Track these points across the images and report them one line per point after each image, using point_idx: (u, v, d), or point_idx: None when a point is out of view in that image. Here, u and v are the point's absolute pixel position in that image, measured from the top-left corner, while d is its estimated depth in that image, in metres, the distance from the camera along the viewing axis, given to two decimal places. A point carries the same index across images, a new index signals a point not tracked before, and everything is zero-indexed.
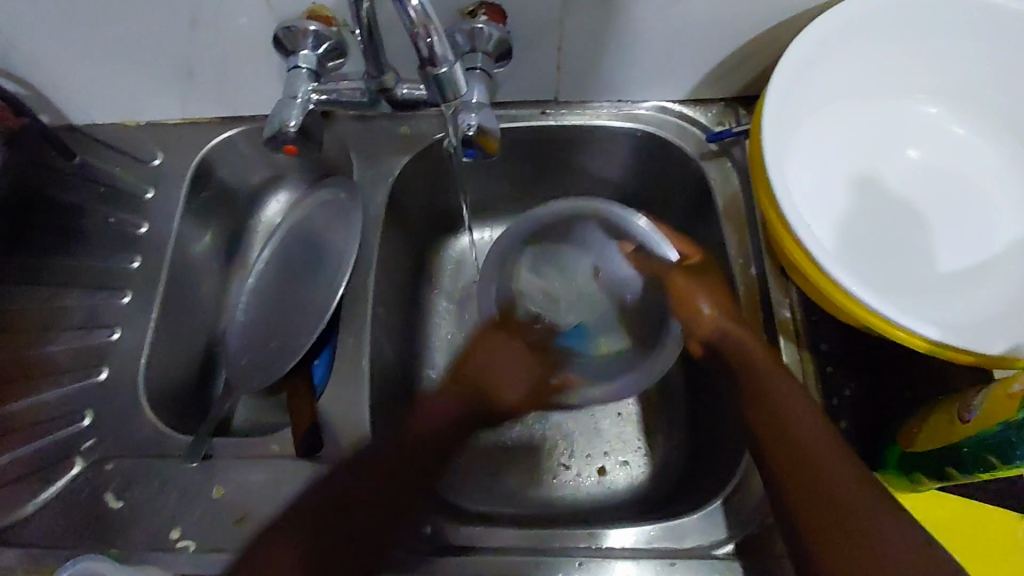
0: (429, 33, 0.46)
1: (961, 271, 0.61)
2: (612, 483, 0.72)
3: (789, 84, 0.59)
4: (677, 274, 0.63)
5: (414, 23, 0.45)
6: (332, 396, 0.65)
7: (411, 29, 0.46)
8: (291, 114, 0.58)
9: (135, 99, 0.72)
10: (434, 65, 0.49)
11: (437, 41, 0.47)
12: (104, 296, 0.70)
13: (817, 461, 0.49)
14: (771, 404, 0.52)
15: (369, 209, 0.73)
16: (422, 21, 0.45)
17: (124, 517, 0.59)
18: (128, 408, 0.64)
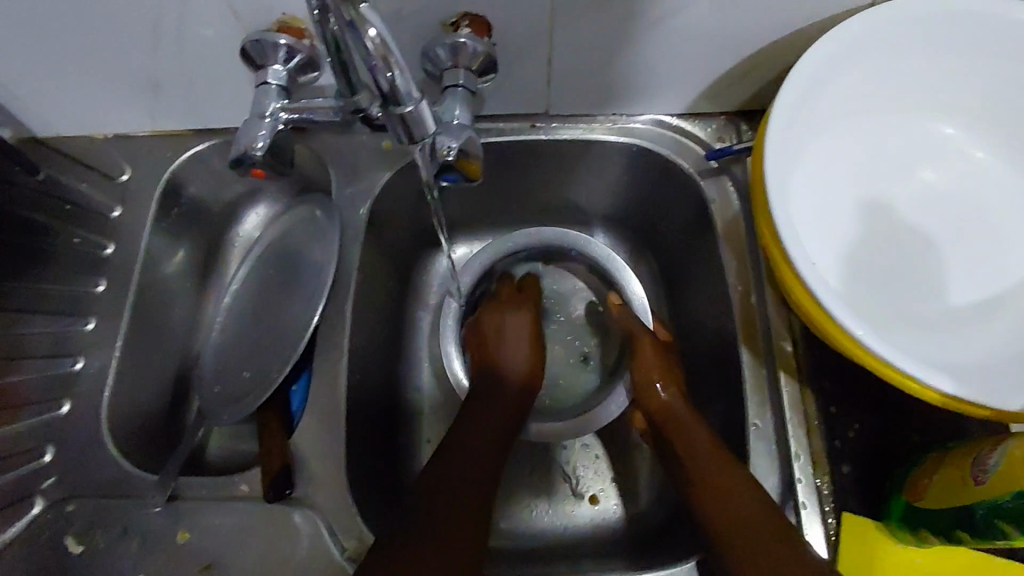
0: (389, 66, 0.43)
1: (975, 305, 0.57)
2: (603, 513, 0.69)
3: (794, 105, 0.55)
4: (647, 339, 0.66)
5: (372, 55, 0.42)
6: (306, 430, 0.61)
7: (370, 62, 0.43)
8: (258, 136, 0.54)
9: (100, 112, 0.69)
10: (398, 102, 0.46)
11: (397, 75, 0.44)
12: (69, 321, 0.66)
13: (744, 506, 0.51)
14: (681, 436, 0.58)
15: (348, 229, 0.69)
16: (381, 52, 0.42)
17: (86, 562, 0.56)
18: (91, 443, 0.61)
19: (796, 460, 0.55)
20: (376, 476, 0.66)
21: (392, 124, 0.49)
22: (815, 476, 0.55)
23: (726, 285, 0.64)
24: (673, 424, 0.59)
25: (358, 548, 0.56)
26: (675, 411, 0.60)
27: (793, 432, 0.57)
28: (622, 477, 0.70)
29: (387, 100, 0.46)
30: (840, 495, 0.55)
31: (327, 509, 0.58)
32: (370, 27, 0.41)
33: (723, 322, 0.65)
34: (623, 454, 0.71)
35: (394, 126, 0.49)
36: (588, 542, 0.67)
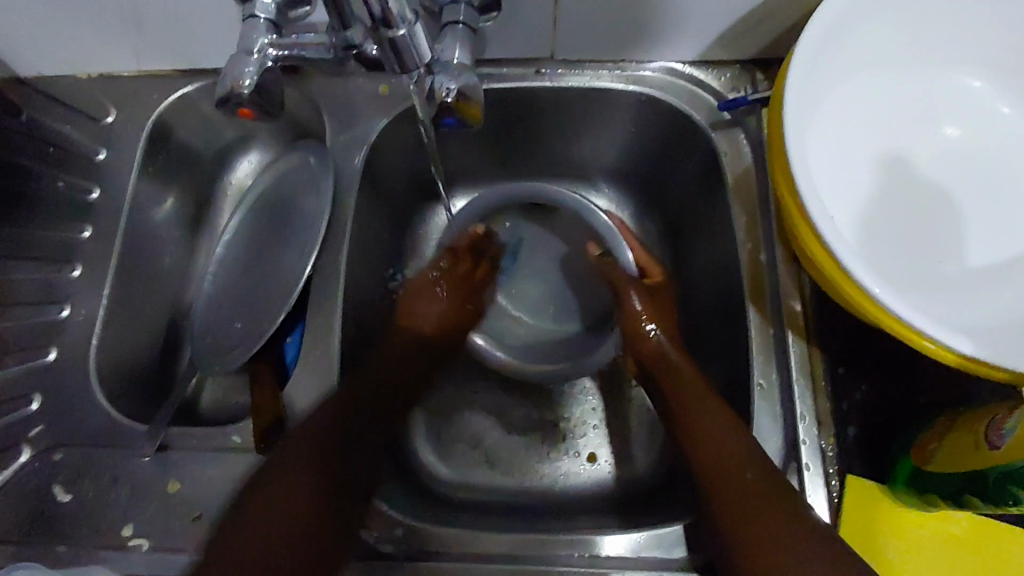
0: None
1: (995, 266, 0.55)
2: (600, 469, 0.68)
3: (815, 49, 0.51)
4: (632, 287, 0.65)
5: None
6: (298, 382, 0.60)
7: None
8: (245, 73, 0.51)
9: (81, 51, 0.65)
10: (390, 25, 0.45)
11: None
12: (55, 267, 0.64)
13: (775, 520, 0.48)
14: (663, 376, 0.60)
15: (342, 177, 0.66)
16: None
17: (74, 510, 0.55)
18: (79, 392, 0.60)
19: (801, 421, 0.54)
20: None
21: (387, 54, 0.47)
22: (819, 438, 0.54)
23: (734, 242, 0.62)
24: (663, 363, 0.61)
25: (351, 502, 0.55)
26: (669, 358, 0.61)
27: (798, 392, 0.55)
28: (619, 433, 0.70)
29: (378, 26, 0.45)
30: (845, 458, 0.53)
31: None
32: None
33: (731, 279, 0.63)
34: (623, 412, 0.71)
35: (388, 59, 0.47)
36: (584, 496, 0.67)
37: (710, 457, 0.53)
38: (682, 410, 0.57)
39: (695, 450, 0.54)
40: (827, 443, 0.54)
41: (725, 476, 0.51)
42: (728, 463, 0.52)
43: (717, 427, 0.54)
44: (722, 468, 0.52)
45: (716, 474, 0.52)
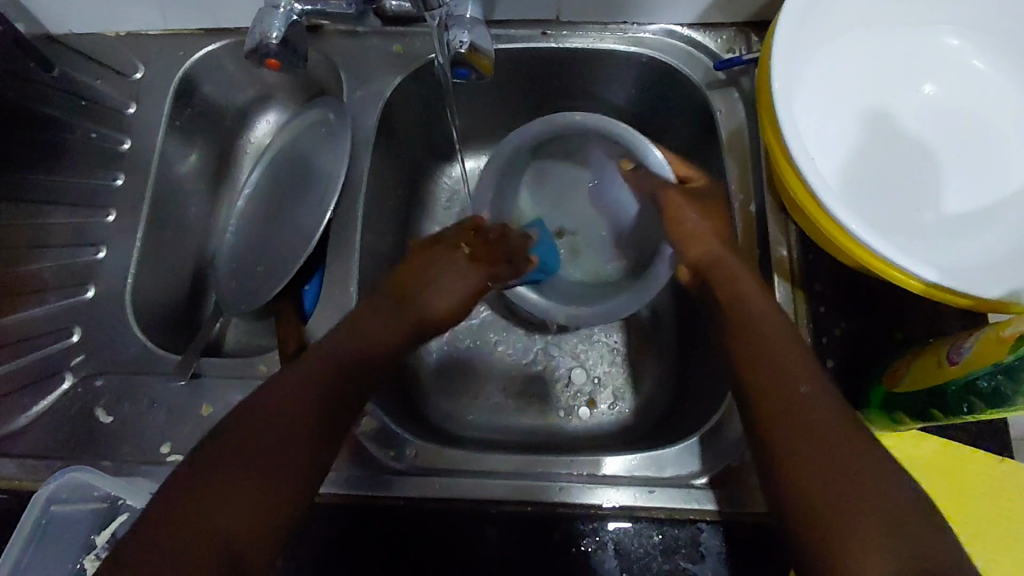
0: None
1: (968, 213, 0.59)
2: (598, 416, 0.73)
3: (801, 8, 0.55)
4: (674, 191, 0.63)
5: None
6: (320, 319, 0.65)
7: None
8: (272, 25, 0.55)
9: (111, 8, 0.69)
10: None
11: None
12: (90, 213, 0.69)
13: (827, 437, 0.45)
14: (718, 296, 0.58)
15: (359, 131, 0.70)
16: None
17: (116, 430, 0.60)
18: (117, 326, 0.65)
19: None
20: None
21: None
22: None
23: (727, 194, 0.66)
24: (716, 271, 0.59)
25: (371, 426, 0.60)
26: (731, 269, 0.59)
27: None
28: (618, 385, 0.74)
29: None
30: None
31: None
32: None
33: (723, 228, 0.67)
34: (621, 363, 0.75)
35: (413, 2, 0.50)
36: (582, 437, 0.72)
37: (761, 380, 0.51)
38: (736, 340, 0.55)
39: (745, 376, 0.52)
40: None
41: (768, 395, 0.50)
42: (776, 381, 0.50)
43: (771, 351, 0.52)
44: (769, 389, 0.50)
45: (761, 392, 0.50)
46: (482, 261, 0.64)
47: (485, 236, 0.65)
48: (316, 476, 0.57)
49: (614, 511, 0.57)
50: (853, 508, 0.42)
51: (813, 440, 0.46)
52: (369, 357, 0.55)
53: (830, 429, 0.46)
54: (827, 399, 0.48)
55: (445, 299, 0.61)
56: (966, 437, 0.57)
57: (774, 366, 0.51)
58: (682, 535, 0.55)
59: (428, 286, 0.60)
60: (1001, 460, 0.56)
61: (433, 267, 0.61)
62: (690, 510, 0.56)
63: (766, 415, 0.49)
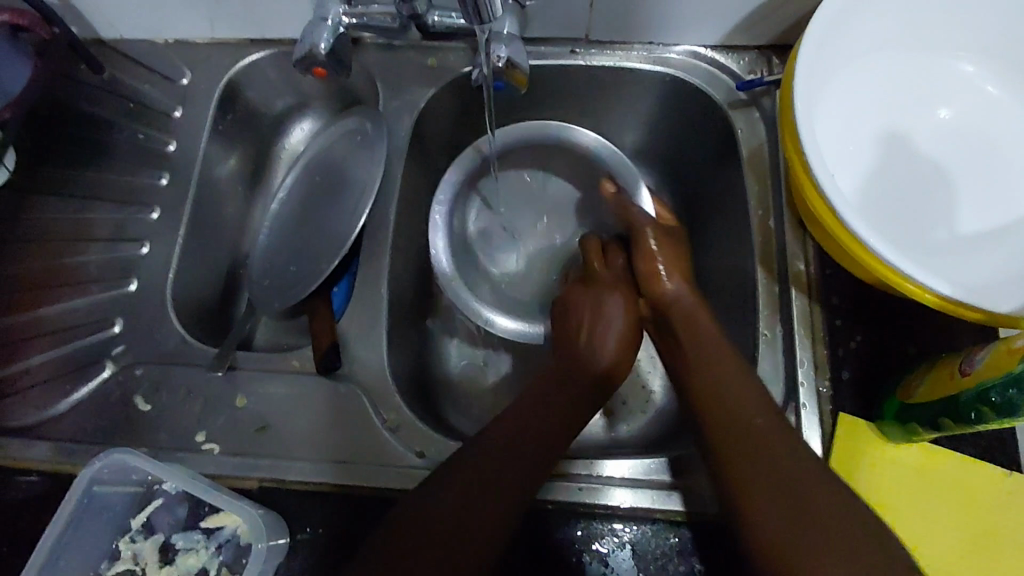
0: None
1: (981, 232, 0.61)
2: (610, 423, 0.75)
3: (823, 33, 0.58)
4: (649, 226, 0.69)
5: None
6: (351, 318, 0.67)
7: None
8: (322, 36, 0.58)
9: (164, 17, 0.72)
10: None
11: None
12: (134, 210, 0.72)
13: (774, 463, 0.50)
14: (685, 330, 0.63)
15: (393, 140, 0.73)
16: None
17: (153, 418, 0.62)
18: (156, 318, 0.67)
19: (800, 366, 0.61)
20: (409, 368, 0.71)
21: (465, 8, 0.49)
22: (816, 381, 0.60)
23: (747, 209, 0.68)
24: (680, 305, 0.65)
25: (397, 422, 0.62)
26: (688, 307, 0.64)
27: (798, 341, 0.62)
28: (631, 395, 0.76)
29: None
30: (838, 398, 0.60)
31: (369, 387, 0.64)
32: None
33: (742, 242, 0.69)
34: (635, 373, 0.77)
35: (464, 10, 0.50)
36: (596, 443, 0.73)
37: (722, 414, 0.55)
38: (689, 373, 0.60)
39: (701, 410, 0.57)
40: (823, 385, 0.60)
41: (730, 430, 0.53)
42: (742, 412, 0.54)
43: (733, 387, 0.56)
44: (730, 423, 0.54)
45: (721, 425, 0.54)
46: (637, 320, 0.69)
47: (609, 275, 0.72)
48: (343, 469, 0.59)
49: (632, 513, 0.58)
50: (793, 522, 0.46)
51: (770, 460, 0.50)
52: (537, 432, 0.59)
53: (786, 450, 0.51)
54: (778, 429, 0.52)
55: (611, 341, 0.67)
56: (978, 451, 0.58)
57: (733, 402, 0.55)
58: (698, 537, 0.57)
59: (579, 353, 0.66)
60: (1009, 476, 0.57)
61: (599, 302, 0.69)
62: (711, 515, 0.57)
63: (722, 446, 0.53)
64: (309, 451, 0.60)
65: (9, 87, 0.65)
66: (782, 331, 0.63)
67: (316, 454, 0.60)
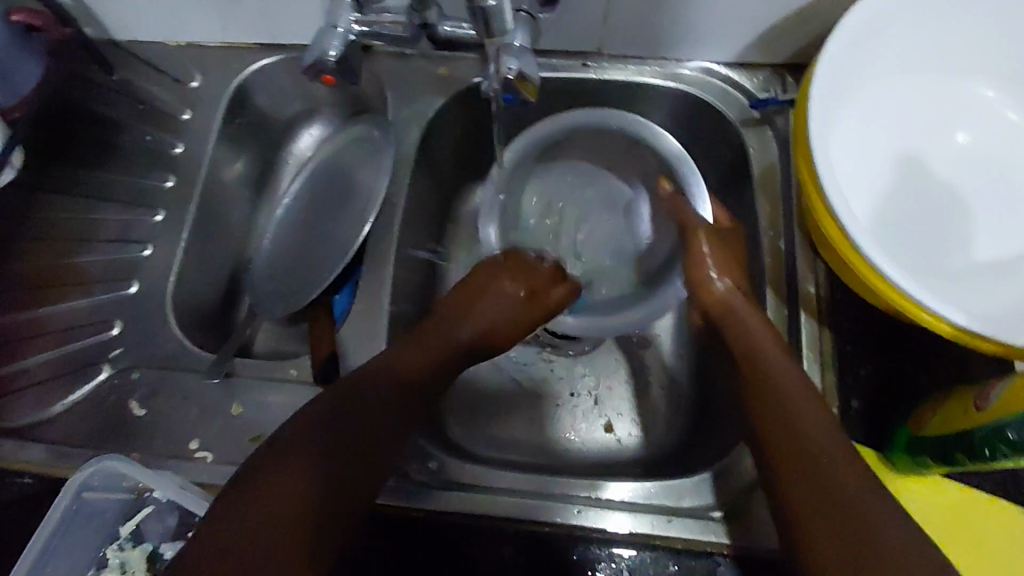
0: None
1: (998, 261, 0.59)
2: (613, 441, 0.73)
3: (840, 53, 0.57)
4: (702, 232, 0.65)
5: None
6: (351, 328, 0.66)
7: None
8: (331, 44, 0.57)
9: (177, 20, 0.72)
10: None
11: None
12: (139, 212, 0.72)
13: (829, 476, 0.47)
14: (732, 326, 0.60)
15: (401, 148, 0.73)
16: None
17: (147, 423, 0.61)
18: (156, 322, 0.67)
19: None
20: None
21: (473, 18, 0.53)
22: (824, 409, 0.59)
23: (758, 229, 0.67)
24: (730, 315, 0.60)
25: None
26: (741, 317, 0.60)
27: (807, 367, 0.60)
28: (636, 411, 0.74)
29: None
30: (847, 427, 0.58)
31: None
32: None
33: (753, 262, 0.68)
34: (640, 391, 0.75)
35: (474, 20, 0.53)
36: (596, 460, 0.71)
37: (775, 432, 0.51)
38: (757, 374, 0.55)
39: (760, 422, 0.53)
40: (831, 413, 0.59)
41: (786, 444, 0.50)
42: (809, 442, 0.49)
43: (790, 407, 0.52)
44: (785, 434, 0.50)
45: (779, 434, 0.51)
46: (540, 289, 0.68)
47: (541, 282, 0.69)
48: None
49: (629, 538, 0.57)
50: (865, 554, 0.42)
51: (823, 487, 0.46)
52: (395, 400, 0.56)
53: (848, 477, 0.46)
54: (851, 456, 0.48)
55: (489, 320, 0.65)
56: (991, 486, 0.57)
57: (793, 414, 0.51)
58: (698, 566, 0.56)
59: (478, 315, 0.65)
60: (1015, 507, 0.56)
61: (491, 294, 0.66)
62: (713, 542, 0.56)
63: (785, 468, 0.49)
64: None
65: (21, 86, 0.65)
66: (791, 356, 0.62)
67: None
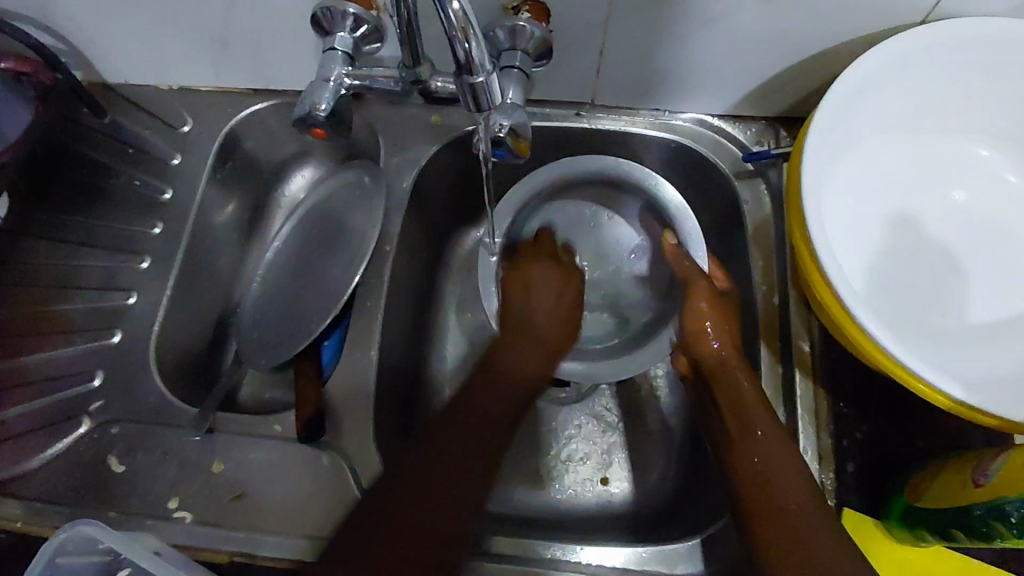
0: (467, 36, 0.46)
1: (995, 323, 0.59)
2: (601, 496, 0.71)
3: (833, 114, 0.57)
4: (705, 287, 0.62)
5: (453, 25, 0.45)
6: (338, 382, 0.65)
7: (450, 31, 0.46)
8: (322, 97, 0.57)
9: (168, 65, 0.72)
10: (471, 71, 0.49)
11: (473, 45, 0.46)
12: (125, 258, 0.71)
13: (793, 516, 0.49)
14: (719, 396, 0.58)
15: (393, 196, 0.72)
16: (462, 24, 0.45)
17: (126, 481, 0.60)
18: (139, 372, 0.65)
19: (803, 455, 0.58)
20: (396, 433, 0.68)
21: (465, 94, 0.51)
22: (820, 471, 0.58)
23: (751, 284, 0.66)
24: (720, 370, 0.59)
25: None
26: (735, 376, 0.58)
27: (802, 427, 0.59)
28: (629, 466, 0.72)
29: (461, 71, 0.49)
30: (842, 492, 0.57)
31: (352, 454, 0.61)
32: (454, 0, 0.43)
33: (745, 317, 0.67)
34: (629, 444, 0.73)
35: (466, 95, 0.51)
36: (582, 514, 0.70)
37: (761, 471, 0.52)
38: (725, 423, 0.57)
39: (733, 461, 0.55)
40: (826, 476, 0.57)
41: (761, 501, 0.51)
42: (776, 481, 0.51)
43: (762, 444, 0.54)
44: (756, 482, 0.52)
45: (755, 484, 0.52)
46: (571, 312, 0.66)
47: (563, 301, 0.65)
48: (320, 545, 0.56)
49: None
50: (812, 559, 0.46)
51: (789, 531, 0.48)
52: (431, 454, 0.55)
53: (806, 518, 0.49)
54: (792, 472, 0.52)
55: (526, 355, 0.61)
56: (991, 557, 0.55)
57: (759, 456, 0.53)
58: None
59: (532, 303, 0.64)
60: None
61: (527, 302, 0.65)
62: None
63: (767, 513, 0.50)
64: (286, 525, 0.57)
65: (7, 133, 0.65)
66: (786, 416, 0.60)
67: (293, 528, 0.57)
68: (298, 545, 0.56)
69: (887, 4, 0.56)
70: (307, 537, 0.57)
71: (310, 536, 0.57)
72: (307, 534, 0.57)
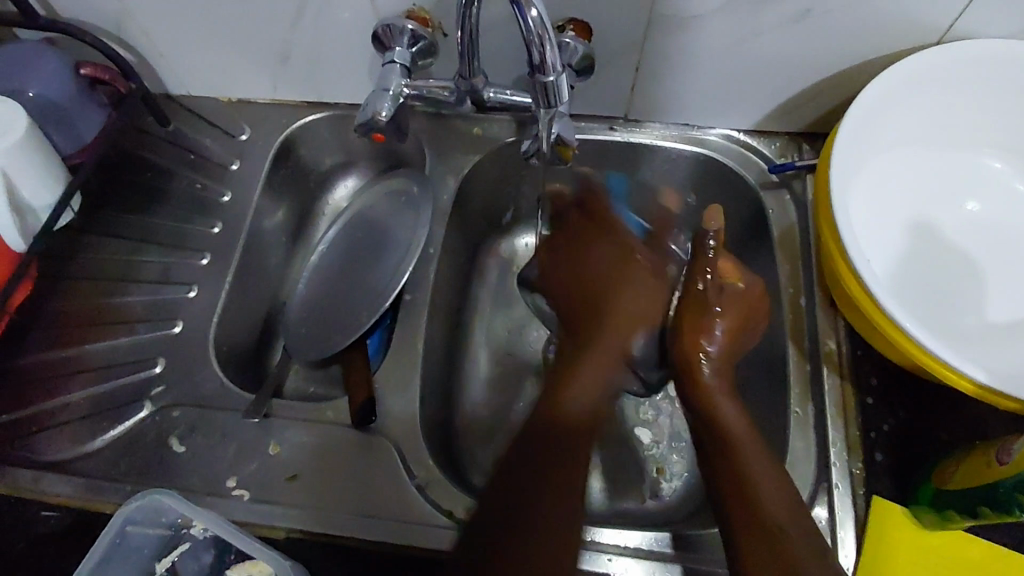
0: (542, 42, 0.50)
1: (1011, 321, 0.62)
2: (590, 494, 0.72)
3: (857, 124, 0.61)
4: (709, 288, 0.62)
5: (531, 32, 0.50)
6: (387, 371, 0.69)
7: (527, 37, 0.50)
8: (385, 103, 0.61)
9: (231, 78, 0.78)
10: (543, 73, 0.53)
11: (548, 49, 0.51)
12: (185, 255, 0.75)
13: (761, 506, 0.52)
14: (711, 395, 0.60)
15: (438, 201, 0.76)
16: (539, 31, 0.50)
17: (186, 461, 0.63)
18: (198, 361, 0.69)
19: (832, 446, 0.60)
20: (438, 425, 0.71)
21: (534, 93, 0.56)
22: (848, 462, 0.60)
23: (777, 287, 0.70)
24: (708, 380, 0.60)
25: (427, 478, 0.62)
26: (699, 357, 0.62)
27: (830, 420, 0.62)
28: (616, 474, 0.73)
29: (533, 73, 0.53)
30: (872, 481, 0.60)
31: (400, 440, 0.64)
32: (533, 7, 0.49)
33: None
34: (624, 449, 0.75)
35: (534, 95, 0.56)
36: None
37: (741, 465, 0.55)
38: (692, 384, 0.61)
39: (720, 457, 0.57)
40: (855, 467, 0.60)
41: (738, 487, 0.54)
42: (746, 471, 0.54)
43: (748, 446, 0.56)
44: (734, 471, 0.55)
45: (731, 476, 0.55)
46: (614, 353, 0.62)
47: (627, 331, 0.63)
48: (372, 523, 0.59)
49: None
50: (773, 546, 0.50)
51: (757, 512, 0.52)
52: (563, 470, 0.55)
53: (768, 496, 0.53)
54: (756, 446, 0.56)
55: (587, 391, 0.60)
56: (1017, 545, 0.57)
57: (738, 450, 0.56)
58: None
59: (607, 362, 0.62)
60: None
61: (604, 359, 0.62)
62: None
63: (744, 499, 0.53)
64: (339, 504, 0.60)
65: (84, 136, 0.70)
66: (815, 410, 0.63)
67: (345, 508, 0.60)
68: (351, 522, 0.59)
69: (903, 26, 0.61)
70: (359, 515, 0.59)
71: (361, 515, 0.59)
72: (358, 513, 0.59)
